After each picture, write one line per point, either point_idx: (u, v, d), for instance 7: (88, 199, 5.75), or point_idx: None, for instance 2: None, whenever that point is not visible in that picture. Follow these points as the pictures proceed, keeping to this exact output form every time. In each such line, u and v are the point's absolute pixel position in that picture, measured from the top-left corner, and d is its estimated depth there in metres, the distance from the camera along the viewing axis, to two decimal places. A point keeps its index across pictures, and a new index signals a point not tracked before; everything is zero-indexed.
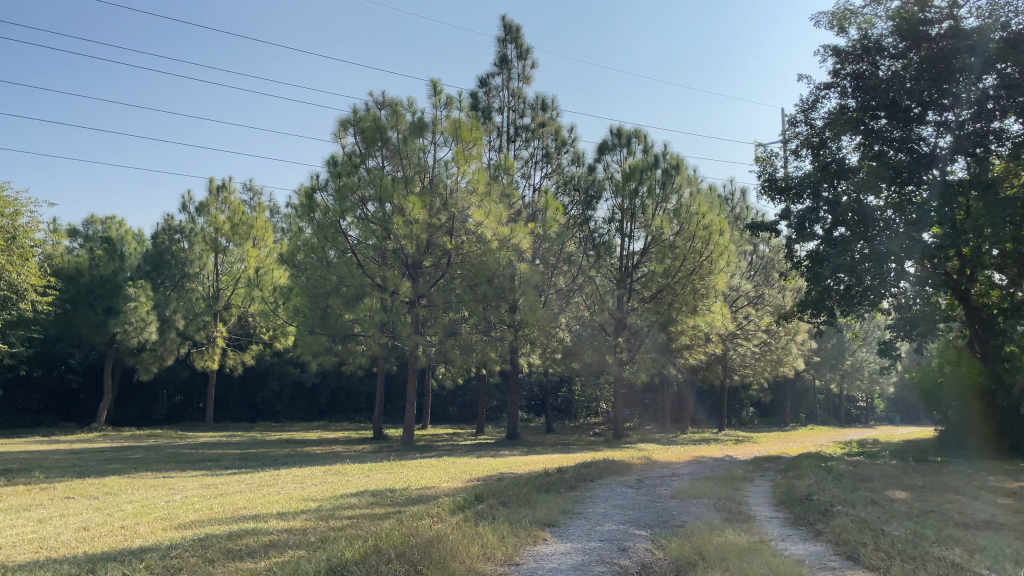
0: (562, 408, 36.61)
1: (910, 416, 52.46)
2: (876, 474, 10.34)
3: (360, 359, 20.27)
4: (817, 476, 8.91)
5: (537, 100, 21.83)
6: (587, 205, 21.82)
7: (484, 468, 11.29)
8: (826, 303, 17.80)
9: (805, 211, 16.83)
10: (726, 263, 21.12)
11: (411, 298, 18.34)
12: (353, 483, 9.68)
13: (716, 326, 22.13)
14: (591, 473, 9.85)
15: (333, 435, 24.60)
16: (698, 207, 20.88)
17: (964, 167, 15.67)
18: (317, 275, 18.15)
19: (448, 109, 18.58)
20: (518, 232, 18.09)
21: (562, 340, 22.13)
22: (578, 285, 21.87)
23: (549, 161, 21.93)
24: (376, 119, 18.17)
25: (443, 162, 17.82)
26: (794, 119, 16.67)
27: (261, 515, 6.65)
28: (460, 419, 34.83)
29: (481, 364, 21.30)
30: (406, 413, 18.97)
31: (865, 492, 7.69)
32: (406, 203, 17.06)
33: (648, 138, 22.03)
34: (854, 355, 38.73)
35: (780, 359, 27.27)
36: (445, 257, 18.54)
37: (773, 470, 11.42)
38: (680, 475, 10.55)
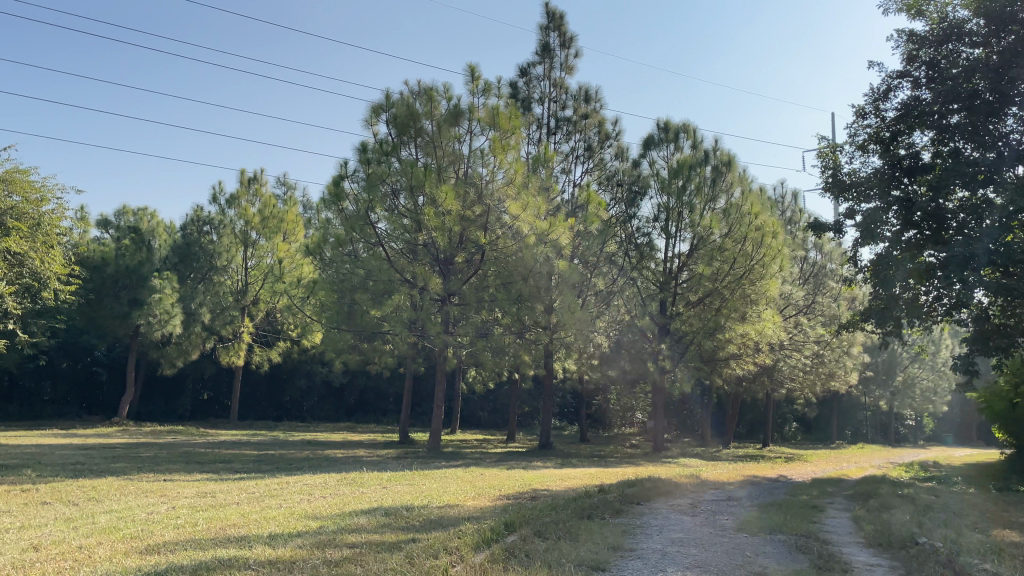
0: (596, 417, 35.33)
1: (962, 438, 50.12)
2: (967, 506, 9.00)
3: (386, 359, 19.25)
4: (908, 508, 7.62)
5: (580, 91, 20.66)
6: (631, 203, 20.50)
7: (515, 482, 10.14)
8: (894, 313, 16.19)
9: (872, 212, 15.32)
10: (779, 267, 19.88)
11: (441, 295, 17.22)
12: (366, 496, 8.60)
13: (766, 335, 20.68)
14: (636, 494, 8.65)
15: (357, 437, 23.61)
16: (751, 207, 19.58)
17: None
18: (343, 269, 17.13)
19: (486, 96, 17.50)
20: (558, 225, 16.92)
21: (601, 345, 20.83)
22: (619, 288, 20.52)
23: (591, 155, 20.78)
24: (408, 104, 17.18)
25: (478, 151, 16.63)
26: (861, 111, 15.25)
27: (251, 540, 5.60)
28: (490, 424, 33.77)
29: (515, 368, 20.14)
30: (433, 419, 17.84)
31: (975, 532, 6.42)
32: (439, 193, 15.98)
33: (698, 133, 20.72)
34: (906, 370, 36.91)
35: (831, 373, 25.75)
36: (479, 254, 17.35)
37: (843, 497, 10.11)
38: (738, 499, 9.28)
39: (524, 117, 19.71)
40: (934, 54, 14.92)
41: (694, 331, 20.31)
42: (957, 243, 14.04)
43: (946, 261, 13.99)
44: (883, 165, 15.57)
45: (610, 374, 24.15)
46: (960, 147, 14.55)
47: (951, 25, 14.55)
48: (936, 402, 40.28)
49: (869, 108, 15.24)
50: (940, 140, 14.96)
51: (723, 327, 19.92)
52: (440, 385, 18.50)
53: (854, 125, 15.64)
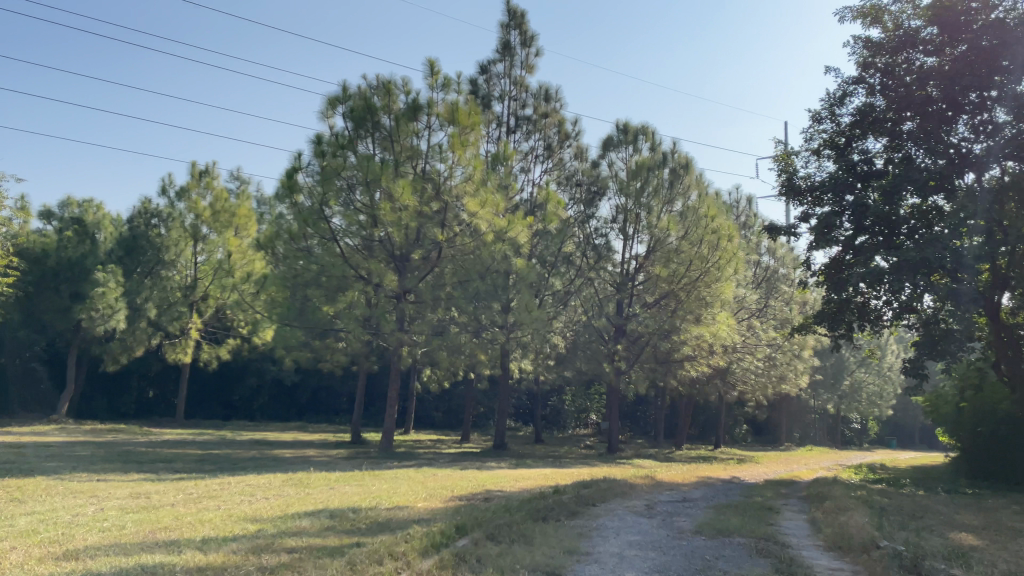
0: (551, 418, 35.27)
1: (905, 441, 51.44)
2: (918, 508, 9.05)
3: (339, 357, 18.83)
4: (862, 511, 7.60)
5: (540, 90, 20.45)
6: (590, 203, 20.43)
7: (468, 483, 9.92)
8: (845, 316, 16.35)
9: (826, 216, 15.46)
10: (734, 270, 19.99)
11: (396, 292, 16.90)
12: (313, 498, 8.28)
13: (721, 337, 20.80)
14: (592, 495, 8.51)
15: (307, 437, 23.09)
16: (708, 209, 19.78)
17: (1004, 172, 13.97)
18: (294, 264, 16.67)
19: (445, 91, 17.23)
20: (517, 224, 16.60)
21: (557, 345, 20.71)
22: (576, 288, 20.40)
23: (551, 155, 20.53)
24: (366, 97, 16.83)
25: (436, 147, 16.35)
26: (818, 115, 15.38)
27: (186, 544, 5.27)
28: (444, 425, 33.46)
29: (470, 368, 19.90)
30: (385, 418, 17.50)
31: (930, 535, 6.40)
32: (396, 188, 15.69)
33: (656, 135, 20.77)
34: (853, 375, 37.66)
35: (783, 376, 26.07)
36: (435, 250, 17.11)
37: (796, 499, 10.12)
38: (694, 501, 9.20)
39: (484, 115, 19.48)
40: (889, 61, 15.16)
41: (650, 332, 20.33)
42: (909, 248, 14.23)
43: (898, 265, 14.19)
44: (838, 170, 15.73)
45: (565, 375, 24.07)
46: (913, 153, 14.79)
47: (907, 33, 14.81)
48: (881, 406, 41.21)
49: (825, 113, 15.39)
50: (893, 146, 15.19)
51: (679, 329, 19.96)
52: (394, 384, 18.17)
53: (810, 130, 15.78)
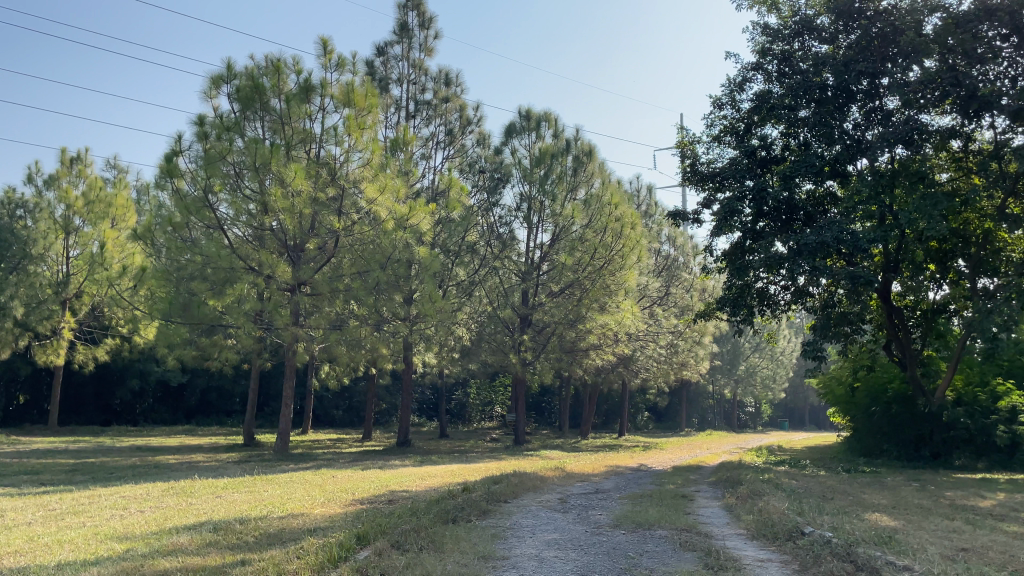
0: (455, 411, 34.74)
1: (794, 422, 53.86)
2: (828, 488, 9.03)
3: (228, 355, 17.64)
4: (779, 495, 7.43)
5: (440, 74, 19.76)
6: (494, 191, 19.97)
7: (369, 484, 9.26)
8: (746, 301, 16.52)
9: (727, 202, 15.54)
10: (637, 258, 19.93)
11: (290, 284, 15.90)
12: (195, 508, 7.43)
13: (625, 326, 20.77)
14: (503, 491, 8.02)
15: (196, 440, 21.67)
16: (611, 197, 19.76)
17: (893, 157, 14.41)
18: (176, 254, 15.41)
19: (340, 71, 16.32)
20: (419, 210, 16.05)
21: (461, 337, 20.16)
22: (481, 278, 19.86)
23: (452, 141, 19.92)
24: (253, 77, 15.74)
25: (332, 129, 15.48)
26: (719, 101, 15.44)
27: (30, 574, 4.45)
28: (345, 422, 32.36)
29: (371, 362, 19.09)
30: (280, 418, 16.49)
31: (851, 518, 6.25)
32: (287, 172, 14.75)
33: (559, 122, 20.51)
34: (748, 360, 38.92)
35: (684, 362, 26.48)
36: (332, 239, 16.21)
37: (707, 485, 9.98)
38: (607, 492, 8.87)
39: (382, 99, 18.67)
40: (786, 48, 15.47)
41: (556, 321, 20.10)
42: (807, 232, 14.47)
43: (797, 248, 14.45)
44: (738, 155, 15.88)
45: (470, 367, 23.60)
46: (808, 139, 15.14)
47: (803, 21, 15.14)
48: (773, 389, 42.87)
49: (727, 98, 15.49)
50: (789, 133, 15.49)
51: (584, 318, 19.79)
52: (289, 382, 17.15)
53: (711, 115, 15.83)
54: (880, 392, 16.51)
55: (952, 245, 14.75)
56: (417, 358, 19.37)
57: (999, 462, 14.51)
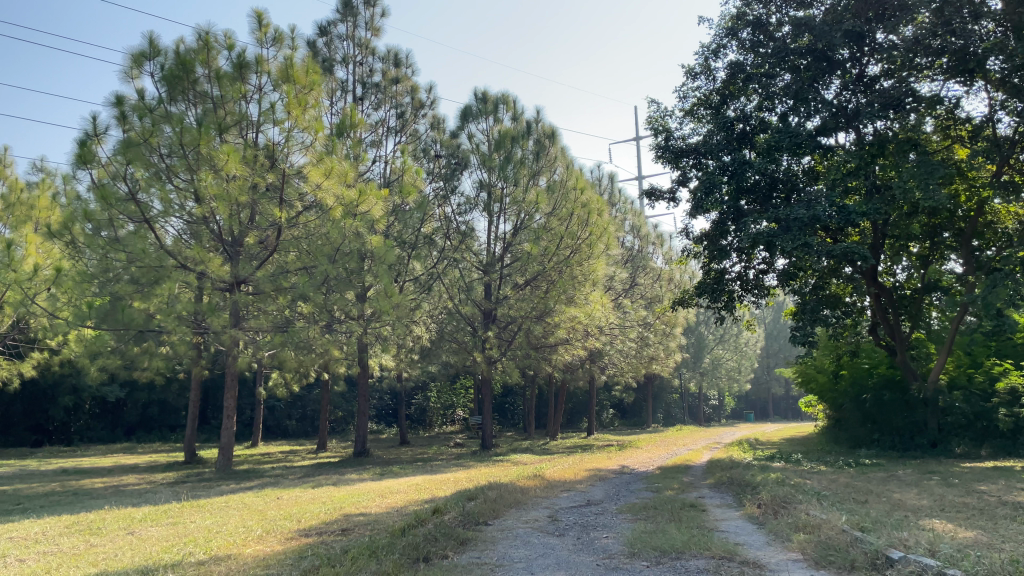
0: (415, 418, 33.21)
1: (759, 413, 53.55)
2: (851, 489, 7.91)
3: (162, 364, 15.90)
4: (813, 502, 6.29)
5: (389, 54, 18.28)
6: (450, 177, 18.55)
7: (319, 507, 7.83)
8: (726, 285, 15.41)
9: (705, 178, 14.35)
10: (606, 246, 18.77)
11: (228, 282, 14.29)
12: (96, 551, 5.92)
13: (596, 320, 19.43)
14: (480, 510, 6.71)
15: (132, 459, 19.79)
16: (576, 182, 18.83)
17: (880, 126, 13.49)
18: (92, 253, 13.51)
19: (278, 47, 14.58)
20: (369, 194, 14.29)
21: (421, 337, 18.70)
22: (440, 271, 18.48)
23: (404, 128, 18.36)
24: (180, 54, 14.07)
25: (268, 109, 13.86)
26: (693, 70, 14.33)
27: None
28: (298, 432, 30.68)
29: (322, 367, 17.53)
30: (222, 431, 14.82)
31: (919, 531, 5.09)
32: (218, 155, 13.10)
33: (517, 105, 19.22)
34: (712, 352, 38.15)
35: (653, 356, 25.40)
36: (274, 230, 14.65)
37: (710, 488, 8.78)
38: (600, 503, 7.64)
39: (325, 81, 17.11)
40: (759, 13, 14.49)
41: (522, 316, 18.82)
42: (794, 206, 13.38)
43: (784, 224, 13.28)
44: (713, 130, 14.76)
45: (429, 369, 22.17)
46: (787, 110, 14.15)
47: None
48: (739, 381, 42.24)
49: (700, 68, 14.40)
50: (767, 104, 14.46)
51: (551, 311, 18.53)
52: (231, 391, 15.47)
53: (683, 87, 14.73)
54: (864, 376, 15.77)
55: (942, 220, 13.91)
56: (374, 360, 17.81)
57: (1003, 448, 13.64)
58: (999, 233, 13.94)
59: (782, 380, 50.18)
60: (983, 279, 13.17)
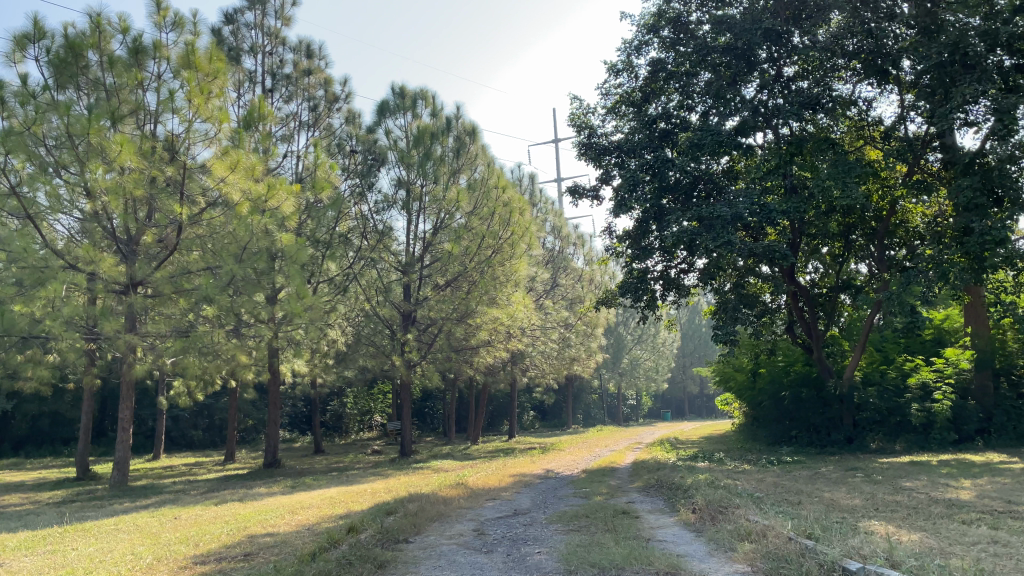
0: (331, 424, 32.14)
1: (676, 412, 54.54)
2: (783, 490, 7.76)
3: (48, 374, 14.58)
4: (750, 506, 6.07)
5: (301, 45, 17.45)
6: (367, 174, 17.79)
7: (222, 527, 7.11)
8: (648, 284, 15.30)
9: (628, 175, 14.15)
10: (528, 246, 18.67)
11: (122, 283, 13.20)
12: None
13: (518, 321, 19.06)
14: (400, 526, 6.19)
15: (17, 477, 18.18)
16: (497, 180, 18.63)
17: (798, 126, 13.60)
18: None
19: (177, 32, 13.54)
20: (279, 189, 13.24)
21: (336, 341, 17.92)
22: (357, 271, 17.66)
23: (316, 123, 17.50)
24: (67, 37, 12.86)
25: (168, 97, 12.89)
26: (616, 66, 14.14)
27: None
28: (205, 443, 29.20)
29: (230, 374, 16.55)
30: (117, 444, 13.67)
31: (865, 535, 4.90)
32: (110, 145, 12.02)
33: (436, 100, 18.69)
34: (630, 352, 38.46)
35: (574, 357, 25.28)
36: (176, 228, 13.71)
37: (639, 492, 8.50)
38: (528, 513, 7.24)
39: (231, 71, 16.16)
40: (678, 12, 14.46)
41: (442, 318, 18.28)
42: (718, 204, 13.29)
43: (708, 222, 13.16)
44: (635, 128, 14.63)
45: (345, 373, 21.36)
46: (707, 109, 14.12)
47: None
48: (656, 381, 42.79)
49: (622, 64, 14.23)
50: (688, 103, 14.42)
51: (473, 313, 18.04)
52: (127, 401, 14.33)
53: (605, 84, 14.53)
54: (781, 375, 15.82)
55: (855, 220, 14.19)
56: (286, 366, 16.92)
57: (917, 443, 13.94)
58: (912, 231, 14.42)
59: (697, 379, 51.24)
60: (898, 275, 13.45)
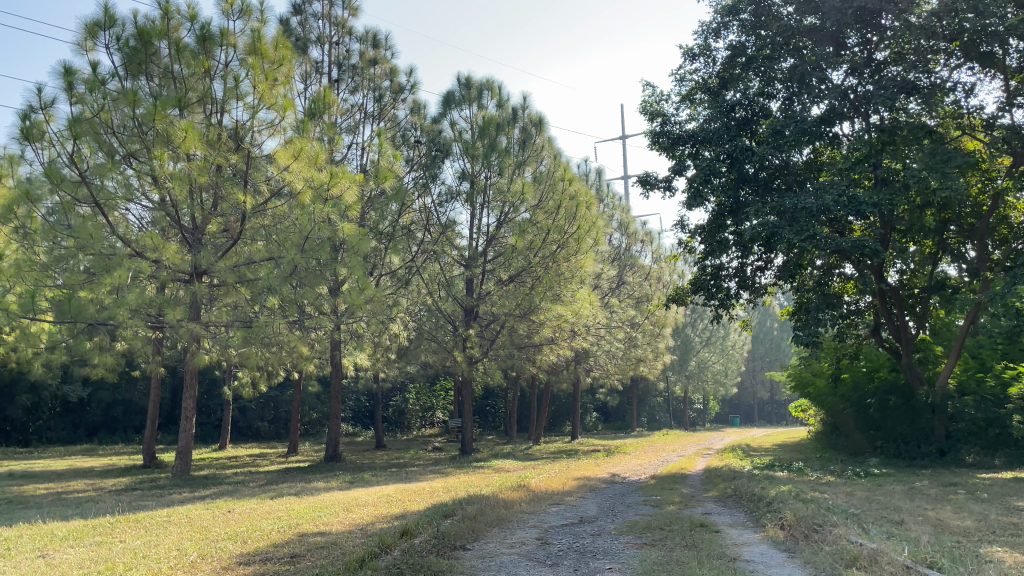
0: (393, 420, 32.17)
1: (744, 418, 53.01)
2: (879, 507, 7.02)
3: (116, 362, 14.73)
4: (849, 526, 5.39)
5: (368, 35, 17.28)
6: (432, 167, 17.51)
7: (273, 524, 6.78)
8: (722, 282, 14.56)
9: (703, 165, 13.43)
10: (595, 241, 18.02)
11: (187, 272, 13.18)
12: None
13: (584, 319, 18.46)
14: (457, 531, 5.75)
15: (88, 463, 18.54)
16: (564, 173, 17.92)
17: (890, 113, 12.66)
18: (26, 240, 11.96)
19: (245, 19, 13.43)
20: (341, 177, 13.02)
21: (398, 336, 17.68)
22: (420, 264, 17.37)
23: (382, 114, 17.28)
24: (138, 25, 12.88)
25: (235, 84, 12.80)
26: (692, 51, 13.44)
27: None
28: (271, 434, 29.57)
29: (292, 367, 16.47)
30: (180, 434, 13.68)
31: (994, 567, 4.21)
32: (176, 131, 11.95)
33: (502, 91, 18.24)
34: (698, 355, 37.38)
35: (640, 358, 24.55)
36: (240, 218, 13.64)
37: (715, 502, 7.86)
38: (596, 521, 6.70)
39: (298, 61, 16.07)
40: None
41: (505, 313, 17.84)
42: (802, 195, 12.46)
43: (790, 215, 12.35)
44: (711, 116, 13.90)
45: (408, 369, 21.17)
46: (790, 96, 13.29)
47: None
48: (725, 385, 41.54)
49: (699, 49, 13.51)
50: (768, 90, 13.62)
51: (537, 309, 17.54)
52: (191, 390, 14.35)
53: (680, 70, 13.84)
54: (864, 381, 15.13)
55: (952, 214, 13.16)
56: (348, 359, 16.76)
57: (1018, 458, 12.82)
58: (1015, 227, 13.31)
59: (766, 384, 49.63)
60: (1001, 276, 12.40)
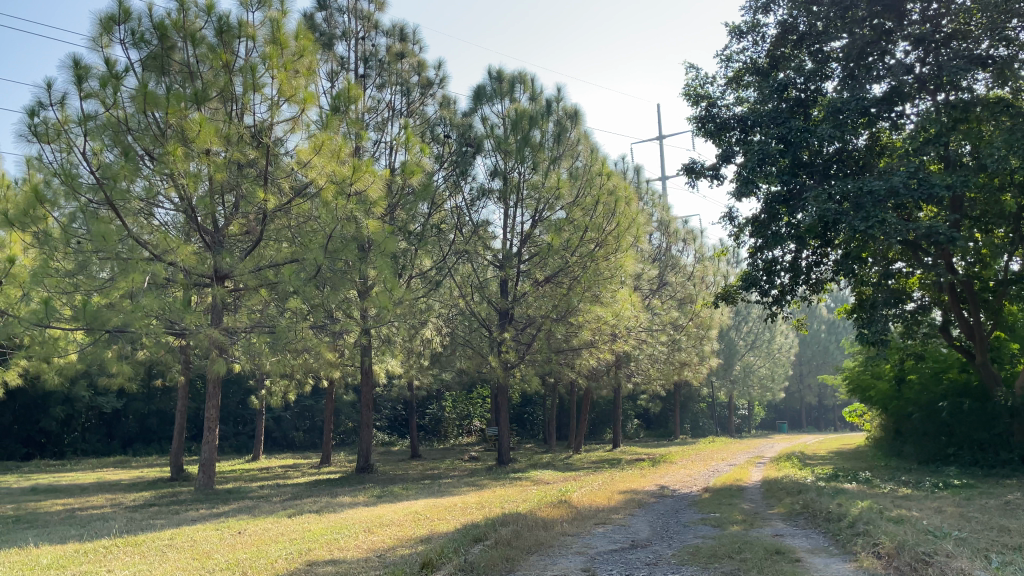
0: (429, 428, 31.51)
1: (791, 423, 51.32)
2: (984, 528, 6.00)
3: (138, 371, 14.21)
4: (967, 557, 4.42)
5: (395, 28, 16.62)
6: (462, 164, 16.76)
7: (282, 550, 6.00)
8: (776, 277, 13.55)
9: (755, 151, 12.40)
10: (635, 239, 16.96)
11: (209, 275, 12.59)
12: None
13: (625, 321, 17.49)
14: (489, 562, 4.90)
15: (117, 476, 18.14)
16: (602, 167, 16.91)
17: (961, 90, 11.58)
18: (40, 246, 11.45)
19: (265, 9, 12.81)
20: (365, 171, 12.19)
21: (431, 342, 16.93)
22: (453, 265, 16.63)
23: (411, 109, 16.59)
24: (153, 18, 12.32)
25: (253, 77, 12.16)
26: (739, 29, 12.49)
27: None
28: (305, 445, 29.13)
29: (320, 375, 15.83)
30: (203, 443, 13.07)
31: None
32: (191, 125, 11.34)
33: (535, 84, 17.43)
34: (743, 358, 36.11)
35: (685, 362, 23.51)
36: (262, 218, 13.04)
37: (785, 521, 6.89)
38: (650, 546, 5.81)
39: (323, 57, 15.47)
40: None
41: (542, 316, 16.97)
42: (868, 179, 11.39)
43: (855, 200, 11.26)
44: (761, 99, 12.90)
45: (442, 375, 20.45)
46: (848, 74, 12.24)
47: None
48: (771, 390, 40.08)
49: (747, 26, 12.56)
50: (823, 69, 12.60)
51: (576, 310, 16.64)
52: (215, 398, 13.75)
53: (727, 50, 12.87)
54: (932, 382, 14.21)
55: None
56: (378, 366, 16.05)
57: None
58: None
59: (814, 388, 47.93)
60: None
